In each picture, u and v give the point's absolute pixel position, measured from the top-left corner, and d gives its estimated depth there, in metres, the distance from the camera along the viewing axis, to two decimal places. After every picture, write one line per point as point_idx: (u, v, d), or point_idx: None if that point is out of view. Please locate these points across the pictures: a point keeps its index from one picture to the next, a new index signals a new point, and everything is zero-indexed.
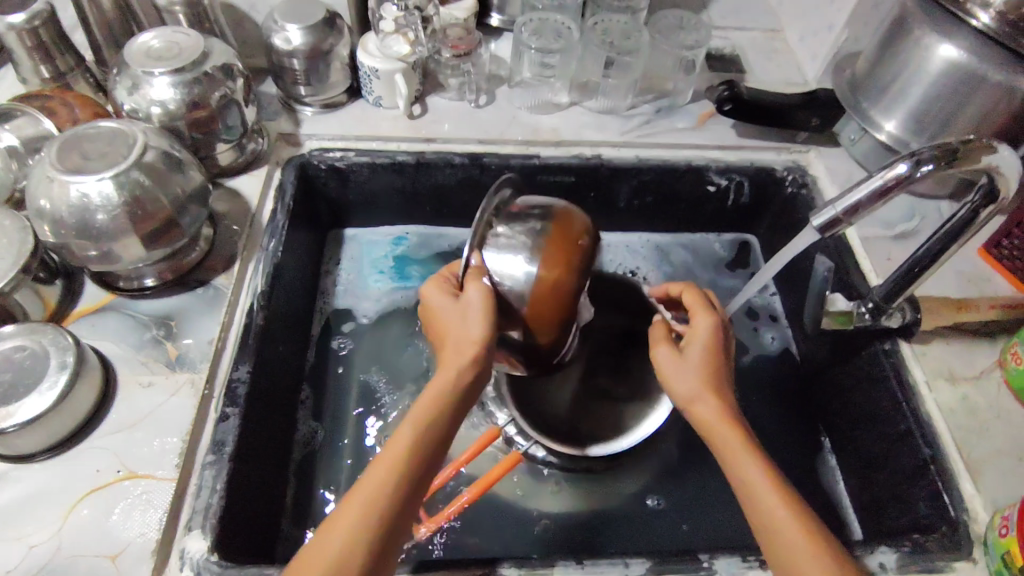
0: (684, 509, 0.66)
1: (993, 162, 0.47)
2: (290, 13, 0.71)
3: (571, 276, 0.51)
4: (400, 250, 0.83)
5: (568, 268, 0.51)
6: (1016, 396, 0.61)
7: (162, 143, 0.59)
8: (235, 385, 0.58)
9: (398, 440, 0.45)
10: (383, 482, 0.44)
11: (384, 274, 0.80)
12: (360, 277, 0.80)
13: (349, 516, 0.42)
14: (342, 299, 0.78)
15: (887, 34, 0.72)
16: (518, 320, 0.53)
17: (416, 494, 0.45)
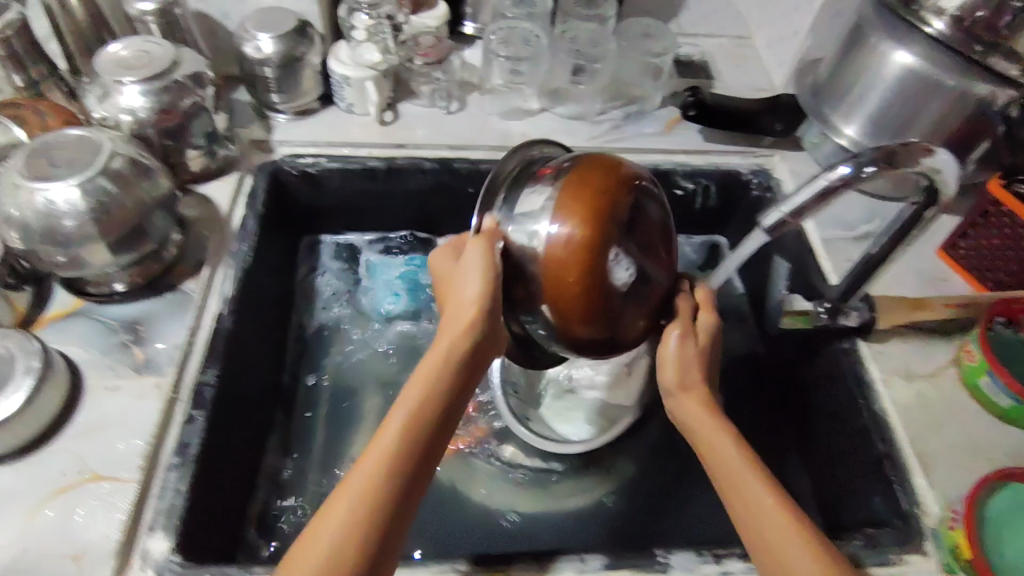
0: (650, 508, 0.67)
1: (932, 165, 0.49)
2: (261, 22, 0.73)
3: (602, 219, 0.47)
4: (413, 269, 0.83)
5: (596, 211, 0.47)
6: (971, 392, 0.63)
7: (130, 150, 0.60)
8: (202, 388, 0.58)
9: (391, 426, 0.46)
10: (379, 468, 0.44)
11: (398, 296, 0.81)
12: (374, 299, 0.81)
13: (357, 487, 0.43)
14: (325, 310, 0.80)
15: (848, 40, 0.73)
16: (546, 281, 0.49)
17: (422, 466, 0.46)
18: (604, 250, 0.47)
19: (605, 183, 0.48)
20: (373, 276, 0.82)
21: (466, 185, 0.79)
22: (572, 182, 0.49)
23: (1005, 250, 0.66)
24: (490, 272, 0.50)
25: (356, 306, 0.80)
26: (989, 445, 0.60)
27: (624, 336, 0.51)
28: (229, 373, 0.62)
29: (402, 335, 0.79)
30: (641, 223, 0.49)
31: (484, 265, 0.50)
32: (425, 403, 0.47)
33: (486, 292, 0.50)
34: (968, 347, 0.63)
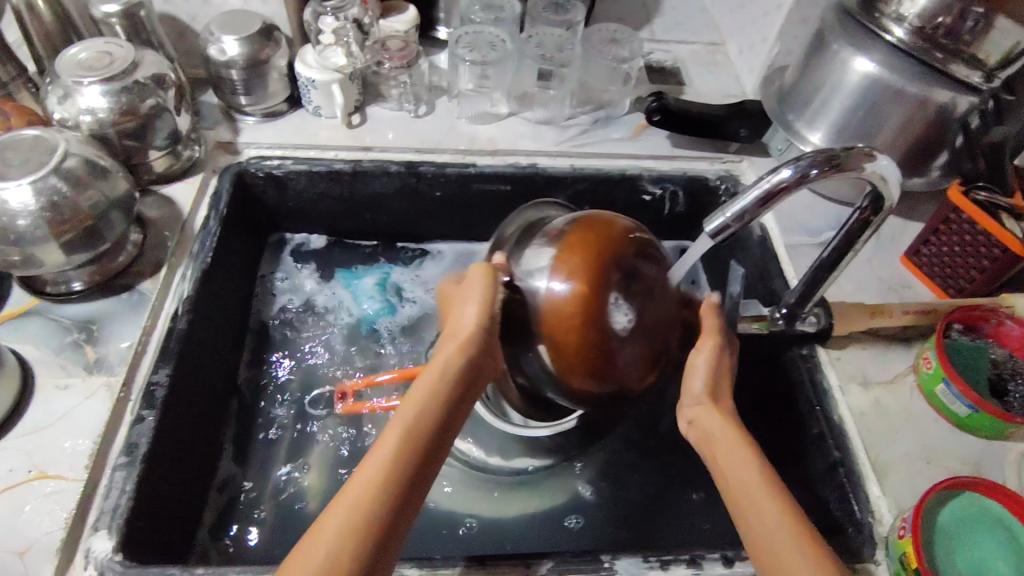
0: (617, 517, 0.67)
1: (876, 171, 0.49)
2: (226, 24, 0.73)
3: (598, 266, 0.49)
4: (386, 276, 0.85)
5: (592, 258, 0.49)
6: (927, 399, 0.62)
7: (85, 150, 0.60)
8: (153, 388, 0.58)
9: (388, 439, 0.45)
10: (377, 481, 0.43)
11: (374, 301, 0.82)
12: (355, 297, 0.82)
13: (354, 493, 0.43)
14: (295, 317, 0.80)
15: (810, 47, 0.72)
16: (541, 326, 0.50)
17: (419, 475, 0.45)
18: (603, 293, 0.48)
19: (603, 234, 0.50)
20: (351, 284, 0.83)
21: (432, 188, 0.79)
22: (574, 232, 0.51)
23: (966, 257, 0.66)
24: (488, 303, 0.51)
25: (330, 303, 0.81)
26: (946, 453, 0.60)
27: (630, 384, 0.51)
28: (183, 374, 0.62)
29: (372, 335, 0.80)
30: (642, 274, 0.50)
31: (483, 294, 0.52)
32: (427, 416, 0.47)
33: (484, 319, 0.51)
34: (926, 354, 0.62)
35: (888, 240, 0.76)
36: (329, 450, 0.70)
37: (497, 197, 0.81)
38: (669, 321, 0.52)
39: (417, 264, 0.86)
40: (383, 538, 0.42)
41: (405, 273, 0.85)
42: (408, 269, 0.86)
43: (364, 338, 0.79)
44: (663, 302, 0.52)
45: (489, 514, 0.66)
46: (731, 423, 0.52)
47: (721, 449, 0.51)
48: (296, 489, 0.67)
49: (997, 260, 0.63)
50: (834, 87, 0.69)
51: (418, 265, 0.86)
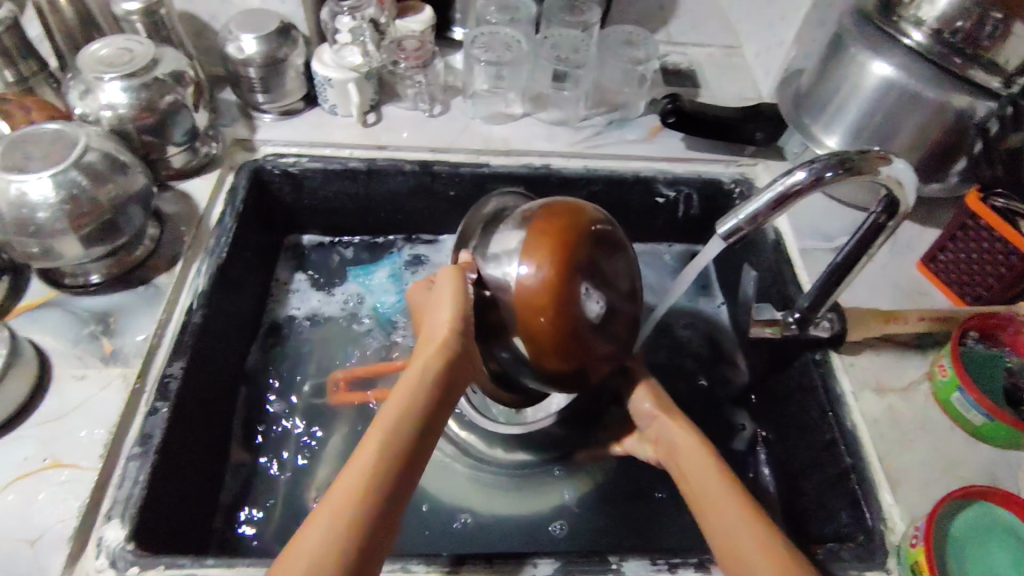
0: (607, 522, 0.67)
1: (892, 175, 0.49)
2: (244, 23, 0.74)
3: (558, 251, 0.51)
4: (396, 270, 0.84)
5: (552, 245, 0.51)
6: (942, 406, 0.61)
7: (105, 145, 0.61)
8: (167, 380, 0.59)
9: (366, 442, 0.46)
10: (355, 483, 0.43)
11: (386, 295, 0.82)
12: (369, 289, 0.82)
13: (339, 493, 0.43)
14: (310, 316, 0.80)
15: (828, 51, 0.72)
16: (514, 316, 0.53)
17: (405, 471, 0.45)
18: (567, 278, 0.51)
19: (570, 220, 0.52)
20: (365, 280, 0.83)
21: (446, 187, 0.80)
22: (541, 219, 0.53)
23: (983, 263, 0.65)
24: (460, 306, 0.54)
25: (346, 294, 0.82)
26: (960, 461, 0.59)
27: (593, 369, 0.55)
28: (196, 367, 0.62)
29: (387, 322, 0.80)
30: (604, 263, 0.54)
31: (454, 298, 0.54)
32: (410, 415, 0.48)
33: (457, 321, 0.53)
34: (941, 362, 0.61)
35: (905, 245, 0.75)
36: (338, 447, 0.70)
37: None
38: (630, 308, 0.56)
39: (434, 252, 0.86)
40: (373, 531, 0.42)
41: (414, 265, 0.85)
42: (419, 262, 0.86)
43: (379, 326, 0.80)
44: (621, 291, 0.55)
45: (498, 513, 0.66)
46: (697, 442, 0.56)
47: (684, 462, 0.55)
48: (306, 484, 0.67)
49: (1014, 267, 0.62)
50: (852, 91, 0.69)
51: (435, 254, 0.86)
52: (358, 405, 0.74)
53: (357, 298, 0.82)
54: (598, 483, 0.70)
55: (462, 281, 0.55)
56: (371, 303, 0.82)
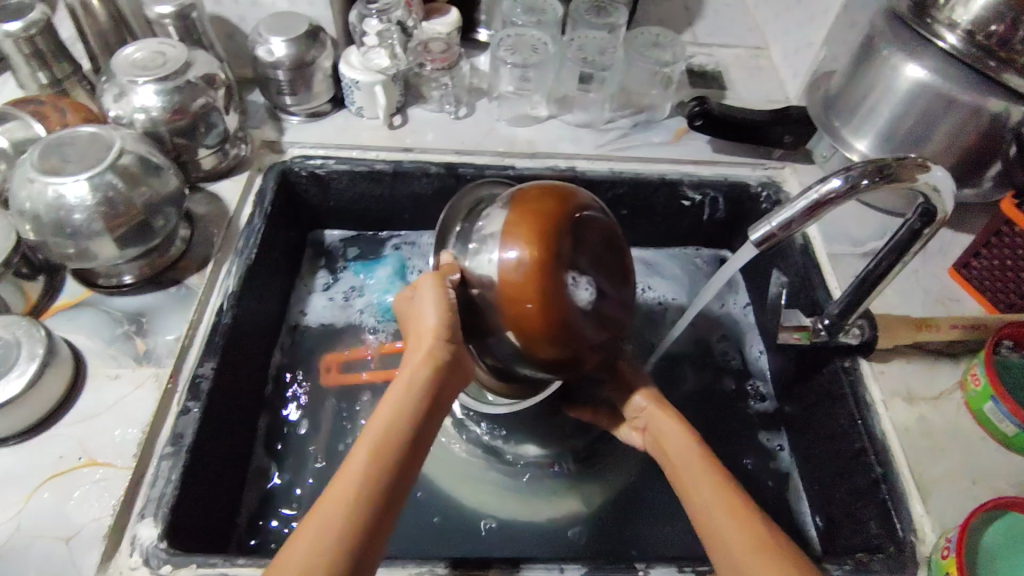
0: (626, 529, 0.67)
1: (928, 182, 0.48)
2: (273, 26, 0.75)
3: (536, 240, 0.51)
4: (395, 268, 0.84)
5: (530, 235, 0.52)
6: (975, 416, 0.61)
7: (139, 148, 0.62)
8: (198, 380, 0.60)
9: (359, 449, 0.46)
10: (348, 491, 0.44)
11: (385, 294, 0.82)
12: (368, 288, 0.82)
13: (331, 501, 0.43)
14: (322, 314, 0.80)
15: (859, 54, 0.71)
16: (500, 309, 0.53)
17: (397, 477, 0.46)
18: (548, 265, 0.51)
19: (544, 208, 0.53)
20: (364, 278, 0.83)
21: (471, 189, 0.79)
22: (517, 208, 0.54)
23: (1019, 270, 0.64)
24: (442, 309, 0.53)
25: (348, 290, 0.82)
26: (993, 472, 0.58)
27: (585, 355, 0.55)
28: (226, 367, 0.63)
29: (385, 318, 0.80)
30: (588, 245, 0.55)
31: (436, 301, 0.53)
32: (394, 424, 0.47)
33: (440, 326, 0.52)
34: (974, 370, 0.61)
35: (936, 251, 0.74)
36: None
37: None
38: (619, 292, 0.57)
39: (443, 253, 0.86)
40: (360, 544, 0.42)
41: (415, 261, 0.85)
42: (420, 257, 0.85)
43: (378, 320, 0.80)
44: (608, 275, 0.56)
45: (522, 517, 0.67)
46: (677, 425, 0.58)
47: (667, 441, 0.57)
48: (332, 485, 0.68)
49: None
50: (884, 94, 0.68)
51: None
52: None
53: (356, 296, 0.82)
54: (623, 489, 0.70)
55: (442, 282, 0.54)
56: (370, 300, 0.81)
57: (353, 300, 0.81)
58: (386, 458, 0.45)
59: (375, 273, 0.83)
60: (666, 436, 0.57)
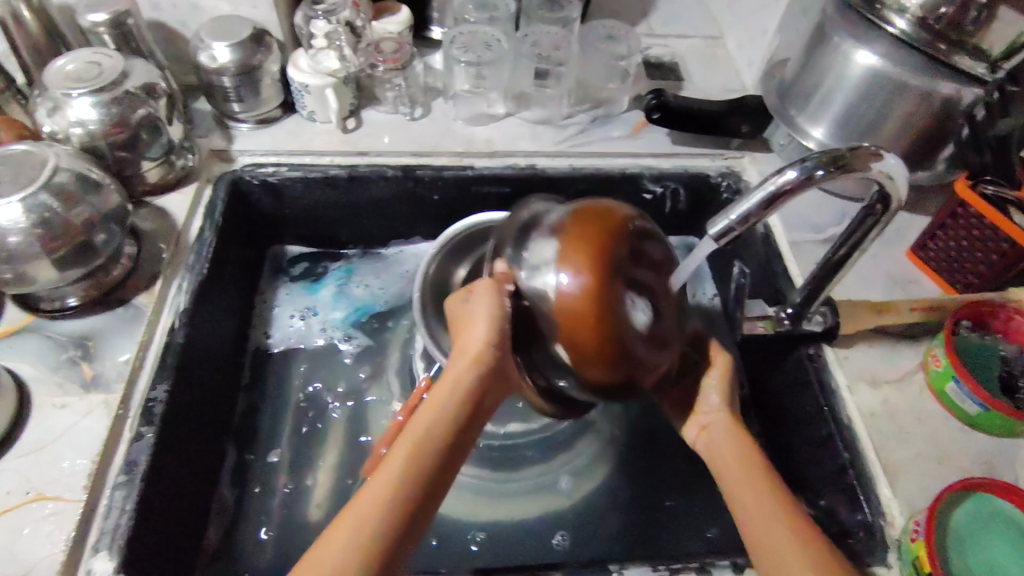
0: (604, 528, 0.66)
1: (883, 170, 0.48)
2: (216, 31, 0.72)
3: (605, 252, 0.47)
4: (344, 282, 0.82)
5: (595, 245, 0.47)
6: (937, 397, 0.61)
7: (77, 165, 0.60)
8: (151, 405, 0.57)
9: (398, 448, 0.43)
10: (381, 492, 0.41)
11: (336, 308, 0.80)
12: (317, 305, 0.80)
13: (362, 500, 0.41)
14: (274, 329, 0.78)
15: (811, 41, 0.71)
16: (555, 329, 0.48)
17: (434, 482, 0.43)
18: (611, 282, 0.46)
19: (607, 220, 0.48)
20: (311, 295, 0.81)
21: (430, 192, 0.78)
22: (574, 224, 0.49)
23: (974, 250, 0.65)
24: (497, 322, 0.49)
25: (302, 311, 0.80)
26: (956, 451, 0.59)
27: (648, 384, 0.51)
28: (181, 389, 0.61)
29: (348, 331, 0.78)
30: (652, 260, 0.50)
31: (490, 313, 0.49)
32: (433, 435, 0.44)
33: (492, 336, 0.49)
34: (934, 352, 0.61)
35: (894, 234, 0.74)
36: (330, 462, 0.69)
37: (495, 199, 0.80)
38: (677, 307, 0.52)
39: (393, 264, 0.85)
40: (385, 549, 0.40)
41: (362, 275, 0.83)
42: (369, 271, 0.84)
43: (339, 334, 0.78)
44: (669, 293, 0.52)
45: (498, 523, 0.66)
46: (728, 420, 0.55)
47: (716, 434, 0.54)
48: (299, 503, 0.66)
49: (1005, 254, 0.62)
50: (836, 82, 0.68)
51: (392, 266, 0.84)
52: (352, 417, 0.73)
53: (310, 316, 0.79)
54: (597, 488, 0.69)
55: (499, 296, 0.50)
56: (324, 320, 0.79)
57: (308, 321, 0.79)
58: (425, 471, 0.43)
59: (320, 291, 0.81)
60: (720, 441, 0.53)
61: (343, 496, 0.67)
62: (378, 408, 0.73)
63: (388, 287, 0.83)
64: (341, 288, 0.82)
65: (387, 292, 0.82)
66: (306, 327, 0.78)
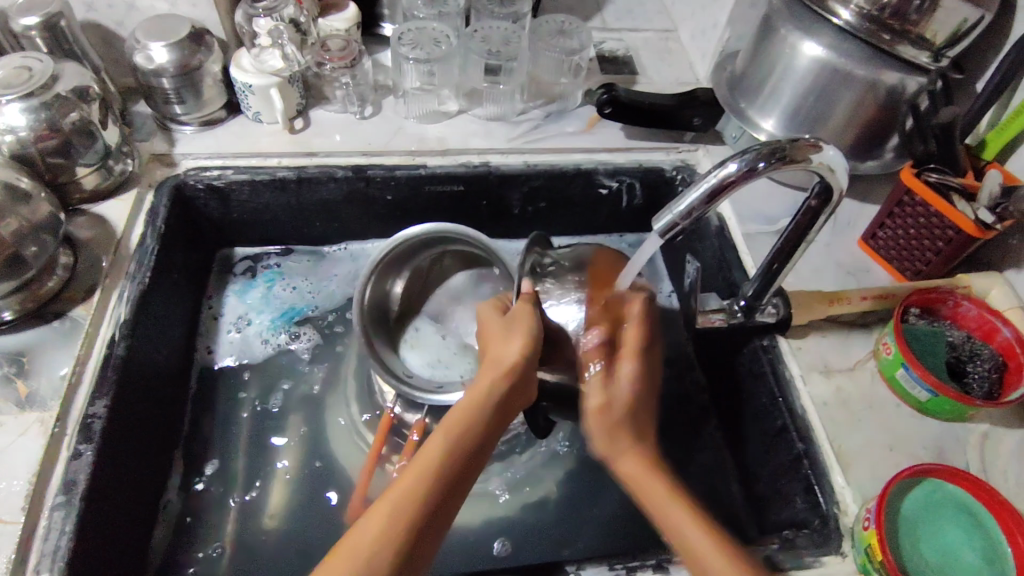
0: (563, 527, 0.66)
1: (823, 161, 0.48)
2: (152, 31, 0.69)
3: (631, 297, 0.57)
4: (274, 285, 0.80)
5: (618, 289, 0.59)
6: (889, 385, 0.62)
7: (5, 173, 0.57)
8: (90, 421, 0.55)
9: (438, 440, 0.49)
10: (421, 477, 0.47)
11: (264, 313, 0.78)
12: (244, 311, 0.78)
13: (403, 485, 0.46)
14: (206, 333, 0.76)
15: (760, 33, 0.71)
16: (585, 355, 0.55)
17: (461, 474, 0.49)
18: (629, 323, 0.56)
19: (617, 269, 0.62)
20: (239, 299, 0.78)
21: (382, 192, 0.77)
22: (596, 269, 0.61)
23: (922, 237, 0.65)
24: (530, 342, 0.53)
25: (236, 318, 0.77)
26: (907, 437, 0.60)
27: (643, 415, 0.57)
28: (122, 403, 0.59)
29: (293, 330, 0.77)
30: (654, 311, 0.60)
31: (529, 332, 0.54)
32: (463, 435, 0.49)
33: (526, 353, 0.53)
34: (884, 340, 0.62)
35: (844, 223, 0.75)
36: (285, 472, 0.68)
37: (450, 198, 0.79)
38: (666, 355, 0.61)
39: (338, 263, 0.83)
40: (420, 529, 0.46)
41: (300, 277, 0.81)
42: (306, 272, 0.82)
43: (285, 333, 0.77)
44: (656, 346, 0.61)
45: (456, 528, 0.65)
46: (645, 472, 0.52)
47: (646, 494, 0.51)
48: (253, 515, 0.65)
49: (951, 240, 0.63)
50: (785, 73, 0.68)
51: (333, 264, 0.83)
52: (307, 424, 0.71)
53: (245, 324, 0.77)
54: (556, 487, 0.69)
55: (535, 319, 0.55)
56: (260, 327, 0.77)
57: (244, 330, 0.76)
58: (455, 464, 0.48)
59: (252, 297, 0.79)
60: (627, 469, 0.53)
61: (298, 506, 0.66)
62: (332, 413, 0.72)
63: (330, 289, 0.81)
64: (269, 292, 0.79)
65: (319, 291, 0.80)
66: (244, 334, 0.76)
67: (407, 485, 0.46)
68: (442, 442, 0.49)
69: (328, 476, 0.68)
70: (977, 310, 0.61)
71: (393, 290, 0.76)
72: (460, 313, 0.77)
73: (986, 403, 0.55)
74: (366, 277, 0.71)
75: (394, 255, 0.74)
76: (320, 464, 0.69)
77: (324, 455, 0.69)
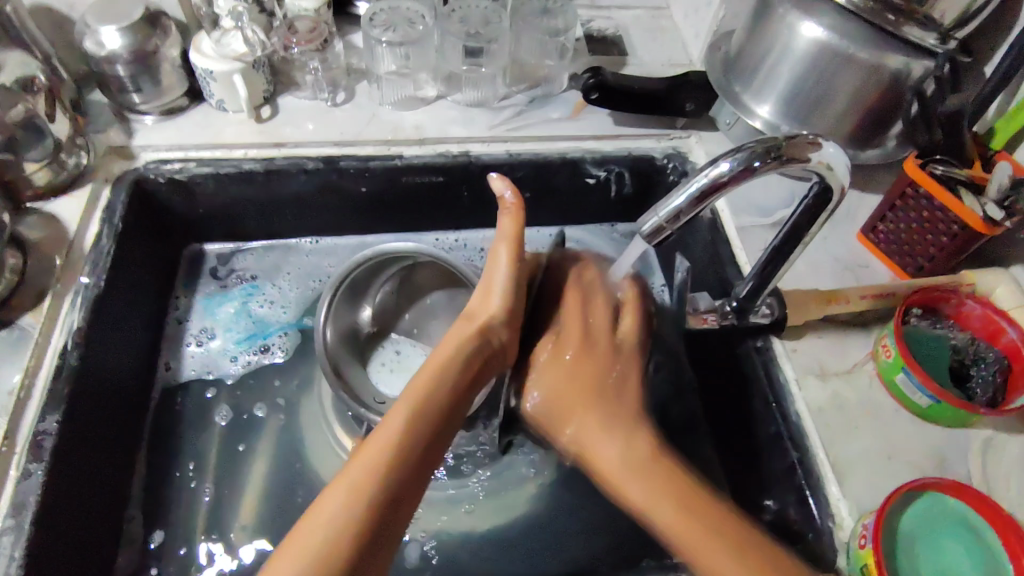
0: (549, 540, 0.63)
1: (822, 160, 0.44)
2: (103, 14, 0.64)
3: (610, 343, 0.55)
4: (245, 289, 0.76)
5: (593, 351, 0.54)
6: (888, 388, 0.59)
7: None
8: (41, 438, 0.52)
9: (405, 403, 0.47)
10: (387, 444, 0.45)
11: (235, 326, 0.73)
12: (213, 322, 0.73)
13: (361, 459, 0.44)
14: (167, 336, 0.72)
15: (756, 11, 0.66)
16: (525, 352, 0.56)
17: (431, 438, 0.47)
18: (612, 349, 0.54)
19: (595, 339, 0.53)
20: (209, 312, 0.74)
21: (356, 184, 0.73)
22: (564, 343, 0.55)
23: (925, 233, 0.62)
24: (509, 297, 0.53)
25: (201, 332, 0.73)
26: (907, 445, 0.57)
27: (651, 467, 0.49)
28: (75, 416, 0.56)
29: (262, 344, 0.73)
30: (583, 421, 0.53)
31: (502, 293, 0.53)
32: (438, 395, 0.48)
33: (506, 309, 0.52)
34: (884, 341, 0.58)
35: (843, 214, 0.71)
36: (257, 482, 0.65)
37: (428, 189, 0.75)
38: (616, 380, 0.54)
39: (303, 255, 0.79)
40: (380, 509, 0.43)
41: (269, 278, 0.77)
42: (274, 271, 0.78)
43: (253, 350, 0.72)
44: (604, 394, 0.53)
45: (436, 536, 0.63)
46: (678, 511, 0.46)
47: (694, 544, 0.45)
48: (224, 528, 0.62)
49: (956, 236, 0.59)
50: (782, 55, 0.64)
51: (297, 257, 0.79)
52: (280, 432, 0.68)
53: (208, 338, 0.72)
54: (539, 496, 0.65)
55: (514, 271, 0.53)
56: (224, 342, 0.72)
57: (208, 343, 0.72)
58: (423, 424, 0.47)
59: (220, 306, 0.74)
60: (594, 441, 0.50)
61: (272, 515, 0.63)
62: (308, 419, 0.69)
63: (300, 289, 0.77)
64: (243, 306, 0.75)
65: (291, 303, 0.76)
66: (209, 338, 0.72)
67: (373, 451, 0.44)
68: (409, 405, 0.47)
69: (301, 486, 0.65)
70: (983, 310, 0.58)
71: (362, 319, 0.72)
72: (436, 327, 0.74)
73: (990, 411, 0.52)
74: (326, 320, 0.66)
75: (350, 287, 0.70)
76: (294, 474, 0.66)
77: (297, 463, 0.66)
